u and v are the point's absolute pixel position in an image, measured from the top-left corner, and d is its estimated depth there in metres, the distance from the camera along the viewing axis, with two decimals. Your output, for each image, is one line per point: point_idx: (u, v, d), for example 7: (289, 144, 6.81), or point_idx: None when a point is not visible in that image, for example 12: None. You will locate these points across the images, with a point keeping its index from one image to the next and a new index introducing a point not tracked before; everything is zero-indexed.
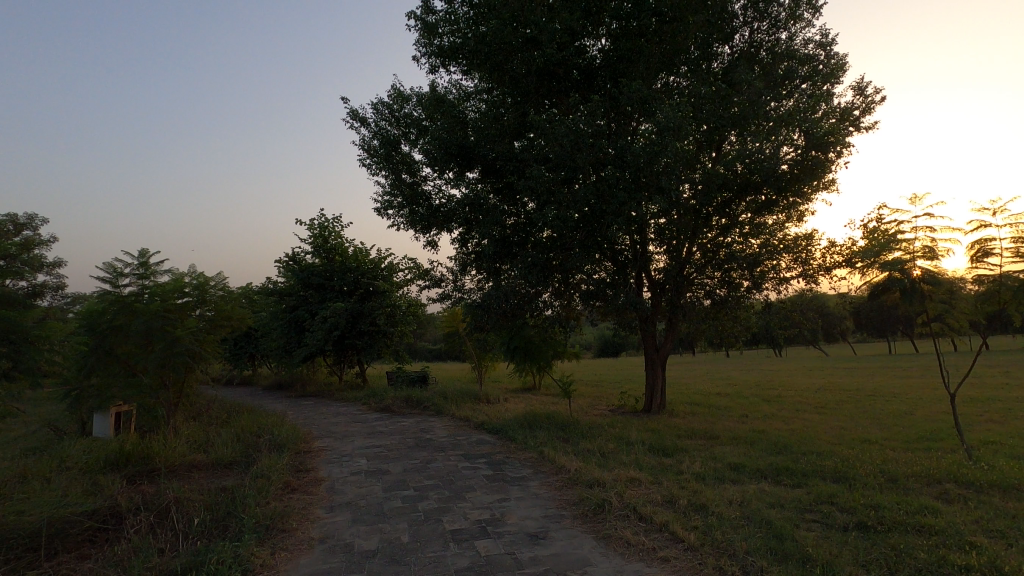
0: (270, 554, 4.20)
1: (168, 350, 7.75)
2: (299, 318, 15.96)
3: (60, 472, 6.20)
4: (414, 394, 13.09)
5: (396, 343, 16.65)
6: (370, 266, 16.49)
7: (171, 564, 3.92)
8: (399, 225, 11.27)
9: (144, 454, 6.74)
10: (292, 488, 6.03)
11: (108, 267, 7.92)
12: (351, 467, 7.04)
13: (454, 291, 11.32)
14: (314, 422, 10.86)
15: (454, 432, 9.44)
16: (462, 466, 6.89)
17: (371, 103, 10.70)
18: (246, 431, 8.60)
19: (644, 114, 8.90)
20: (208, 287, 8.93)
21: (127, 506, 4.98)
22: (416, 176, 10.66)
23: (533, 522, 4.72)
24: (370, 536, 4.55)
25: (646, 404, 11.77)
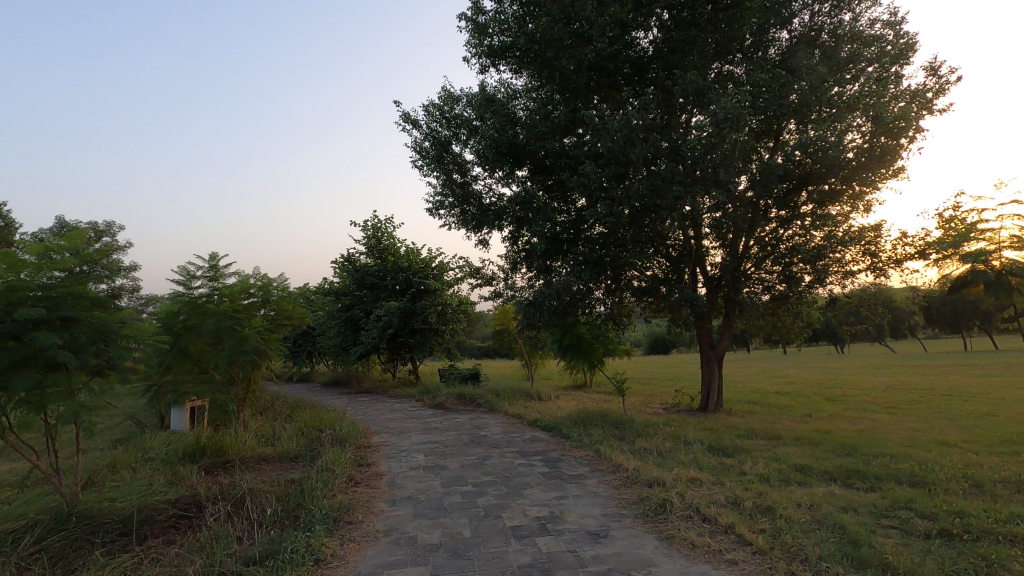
0: (339, 544, 4.36)
1: (236, 348, 8.16)
2: (355, 317, 16.45)
3: (145, 463, 6.64)
4: (467, 391, 13.29)
5: (447, 340, 16.93)
6: (421, 265, 16.80)
7: (250, 551, 4.14)
8: (451, 224, 11.50)
9: (218, 446, 7.12)
10: (356, 481, 6.24)
11: (182, 270, 8.39)
12: (409, 462, 7.22)
13: (505, 289, 11.42)
14: (372, 418, 11.21)
15: (508, 429, 9.51)
16: (518, 463, 6.94)
17: (422, 105, 10.87)
18: (310, 425, 8.97)
19: (698, 106, 8.67)
20: (272, 288, 9.34)
21: (206, 495, 5.27)
22: (467, 176, 10.78)
23: (593, 520, 4.70)
24: (432, 529, 4.66)
25: (703, 403, 11.49)
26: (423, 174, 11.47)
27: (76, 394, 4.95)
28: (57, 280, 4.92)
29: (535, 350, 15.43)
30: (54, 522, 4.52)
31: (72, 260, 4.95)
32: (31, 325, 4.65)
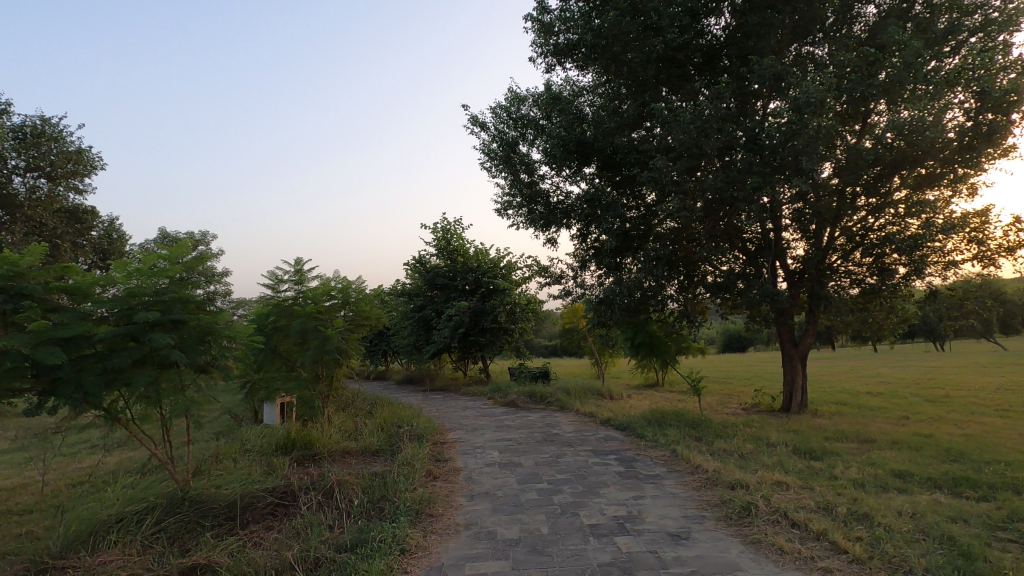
0: (422, 535, 4.53)
1: (321, 348, 8.64)
2: (427, 316, 16.92)
3: (243, 454, 7.18)
4: (537, 389, 13.36)
5: (516, 339, 17.11)
6: (490, 265, 17.03)
7: (341, 539, 4.38)
8: (519, 223, 11.64)
9: (307, 440, 7.56)
10: (434, 476, 6.45)
11: (271, 275, 8.98)
12: (485, 459, 7.36)
13: (574, 287, 11.40)
14: (446, 415, 11.50)
15: (580, 427, 9.48)
16: (592, 461, 6.91)
17: (489, 108, 11.05)
18: (389, 422, 9.34)
19: (777, 92, 8.27)
20: (351, 290, 9.81)
21: (299, 485, 5.62)
22: (535, 175, 10.85)
23: (673, 522, 4.61)
24: (511, 525, 4.73)
25: (785, 403, 10.94)
26: (491, 175, 11.66)
27: (186, 389, 5.43)
28: (166, 287, 5.39)
29: (605, 348, 15.26)
30: (170, 505, 4.99)
31: (172, 272, 5.39)
32: (147, 326, 5.13)
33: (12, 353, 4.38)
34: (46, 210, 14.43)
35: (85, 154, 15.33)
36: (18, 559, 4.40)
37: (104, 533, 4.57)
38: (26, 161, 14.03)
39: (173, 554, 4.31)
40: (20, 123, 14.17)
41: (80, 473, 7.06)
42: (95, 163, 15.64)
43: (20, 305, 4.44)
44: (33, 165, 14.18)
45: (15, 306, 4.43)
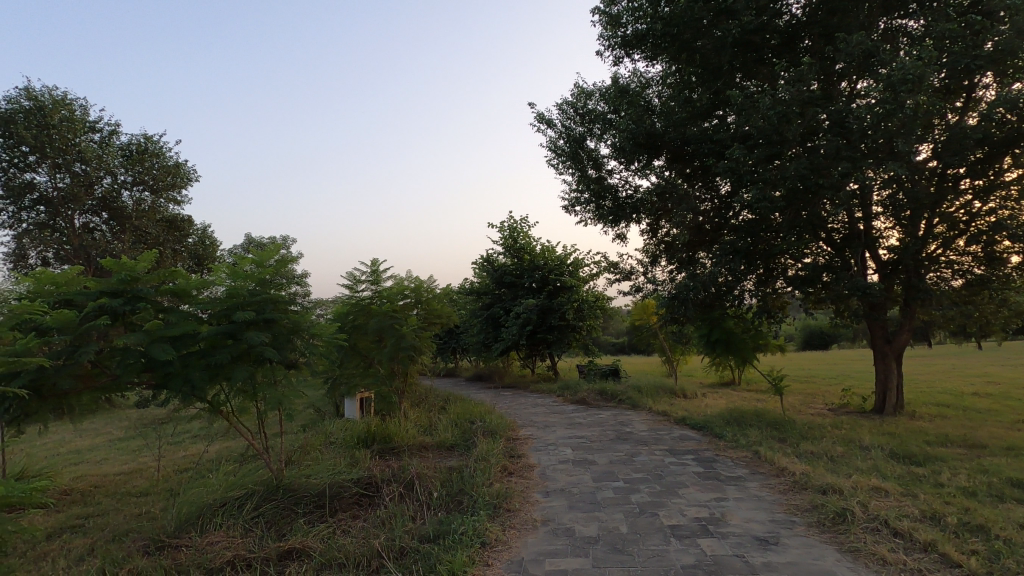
0: (501, 530, 4.59)
1: (397, 345, 8.98)
2: (495, 314, 17.12)
3: (328, 446, 7.56)
4: (608, 387, 13.19)
5: (584, 336, 16.99)
6: (556, 263, 16.98)
7: (424, 530, 4.52)
8: (587, 220, 11.55)
9: (386, 434, 7.86)
10: (509, 471, 6.53)
11: (350, 276, 9.38)
12: (558, 456, 7.36)
13: (645, 283, 11.17)
14: (517, 412, 11.60)
15: (654, 426, 9.28)
16: (669, 461, 6.74)
17: (556, 104, 11.02)
18: (462, 418, 9.54)
19: (865, 71, 7.72)
20: (423, 289, 10.08)
21: (382, 476, 5.86)
22: (603, 170, 10.72)
23: (760, 526, 4.42)
24: (589, 523, 4.71)
25: (877, 403, 10.21)
26: (558, 172, 11.64)
27: (278, 383, 5.79)
28: (260, 289, 5.73)
29: (677, 345, 14.83)
30: (267, 492, 5.36)
31: (260, 276, 5.67)
32: (244, 326, 5.50)
33: (131, 350, 4.84)
34: (150, 220, 15.82)
35: (182, 167, 16.68)
36: (139, 536, 4.86)
37: (211, 515, 4.97)
38: (133, 176, 15.41)
39: (271, 537, 4.61)
40: (127, 141, 15.56)
41: (186, 460, 7.70)
42: (190, 175, 16.95)
43: (136, 306, 4.89)
44: (139, 179, 15.55)
45: (132, 308, 4.88)
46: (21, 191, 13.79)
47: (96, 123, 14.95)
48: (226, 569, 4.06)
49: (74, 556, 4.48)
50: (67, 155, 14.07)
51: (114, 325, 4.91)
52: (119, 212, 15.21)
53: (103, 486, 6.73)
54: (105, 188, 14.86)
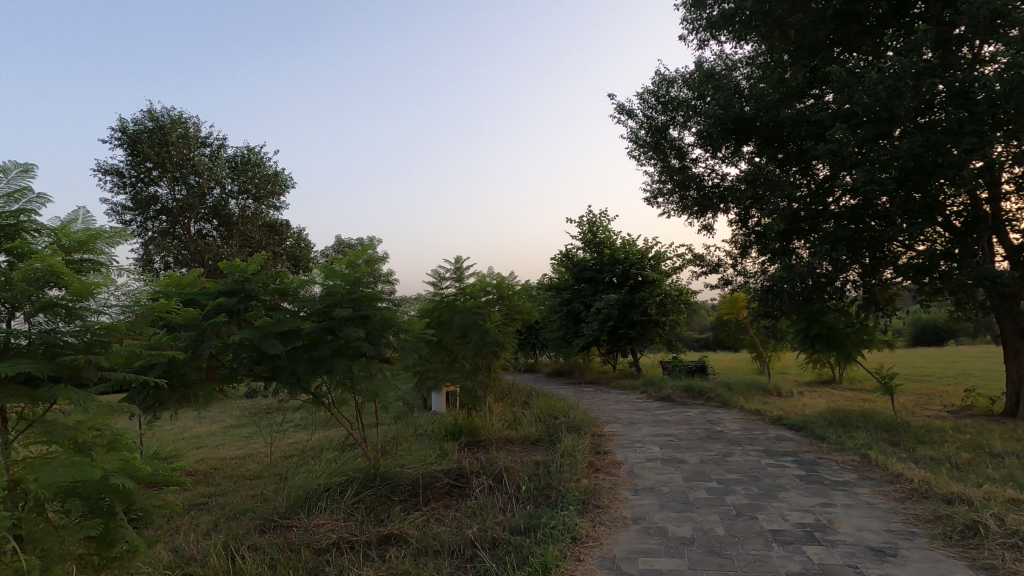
0: (592, 526, 4.57)
1: (481, 340, 9.18)
2: (575, 310, 16.98)
3: (418, 438, 7.86)
4: (694, 384, 12.72)
5: (667, 331, 16.52)
6: (638, 256, 16.58)
7: (515, 522, 4.59)
8: (671, 211, 11.21)
9: (472, 427, 8.04)
10: (596, 467, 6.47)
11: (435, 273, 9.67)
12: (646, 453, 7.19)
13: (735, 276, 10.66)
14: (601, 408, 11.48)
15: (748, 426, 8.84)
16: (766, 462, 6.39)
17: (637, 94, 10.75)
18: (546, 413, 9.57)
19: (993, 34, 6.90)
20: (505, 285, 10.19)
21: (470, 469, 6.00)
22: (687, 159, 10.34)
23: (874, 535, 4.10)
24: (682, 523, 4.57)
25: (1010, 406, 9.11)
26: (640, 164, 11.36)
27: (374, 376, 6.09)
28: (357, 287, 6.04)
29: (769, 340, 14.04)
30: (365, 480, 5.67)
31: (354, 275, 5.95)
32: (342, 322, 5.81)
33: (244, 345, 5.27)
34: (253, 225, 17.15)
35: (280, 175, 17.95)
36: (255, 515, 5.29)
37: (316, 499, 5.33)
38: (238, 185, 16.78)
39: (371, 522, 4.85)
40: (233, 154, 16.93)
41: (291, 447, 8.28)
42: (287, 182, 18.18)
43: (248, 305, 5.32)
44: (243, 188, 16.90)
45: (244, 306, 5.32)
46: (147, 203, 15.43)
47: (207, 138, 16.40)
48: (332, 549, 4.33)
49: (203, 530, 4.96)
50: (184, 169, 15.57)
51: (230, 323, 5.36)
52: (228, 220, 16.62)
53: (221, 469, 7.38)
54: (215, 198, 16.31)
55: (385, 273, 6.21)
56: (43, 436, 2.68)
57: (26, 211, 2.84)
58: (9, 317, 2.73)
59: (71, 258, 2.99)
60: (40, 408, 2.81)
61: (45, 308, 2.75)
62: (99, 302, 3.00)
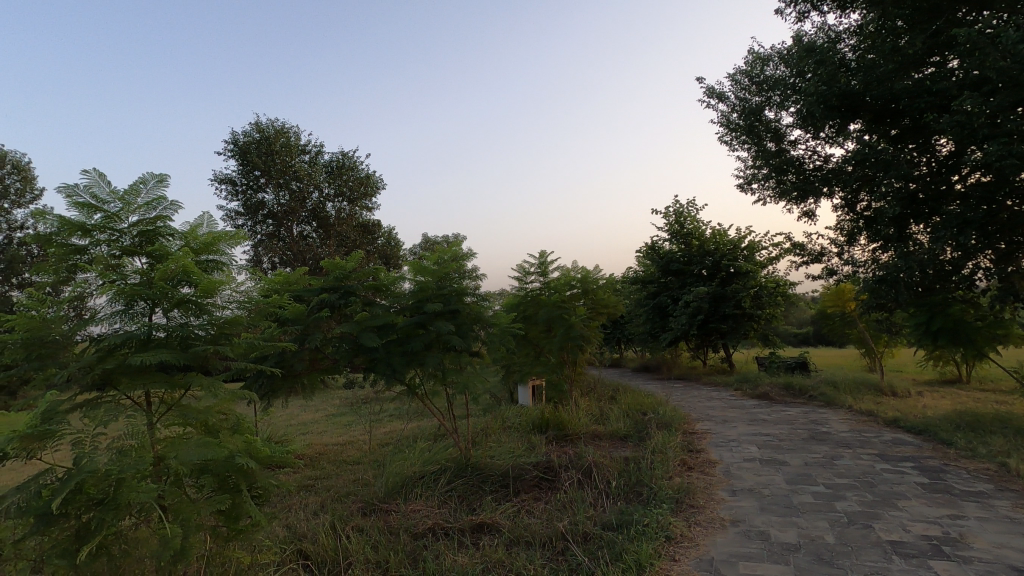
0: (687, 526, 4.42)
1: (566, 335, 9.16)
2: (662, 303, 16.43)
3: (506, 430, 7.99)
4: (795, 381, 11.93)
5: (763, 325, 15.61)
6: (729, 247, 15.77)
7: (606, 518, 4.53)
8: (766, 197, 10.57)
9: (559, 421, 8.03)
10: (688, 466, 6.25)
11: (519, 268, 9.74)
12: (743, 453, 6.85)
13: (841, 265, 9.86)
14: (692, 405, 11.07)
15: (858, 428, 8.16)
16: (881, 468, 5.86)
17: (728, 75, 10.23)
18: (634, 409, 9.38)
19: None
20: (590, 279, 10.07)
21: (559, 462, 6.00)
22: (785, 142, 9.72)
23: (1017, 553, 3.64)
24: (786, 528, 4.31)
25: None
26: (731, 149, 10.82)
27: (464, 369, 6.26)
28: (446, 283, 6.21)
29: (881, 335, 12.85)
30: (457, 469, 5.86)
31: (443, 271, 6.12)
32: (433, 316, 6.02)
33: (345, 337, 5.60)
34: (348, 226, 18.18)
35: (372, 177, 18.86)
36: (357, 498, 5.62)
37: (412, 486, 5.57)
38: (335, 189, 17.86)
39: (464, 510, 5.00)
40: (330, 159, 18.00)
41: (387, 436, 8.71)
42: (379, 184, 19.08)
43: (348, 300, 5.62)
44: (339, 191, 17.97)
45: (345, 302, 5.63)
46: (256, 208, 16.79)
47: (306, 146, 17.57)
48: (428, 534, 4.51)
49: (312, 509, 5.35)
50: (286, 175, 16.78)
51: (332, 317, 5.71)
52: (326, 221, 17.74)
53: (325, 454, 7.90)
54: (314, 202, 17.47)
55: (472, 269, 6.34)
56: (180, 417, 3.05)
57: (163, 217, 3.17)
58: (150, 312, 3.05)
59: (199, 259, 3.32)
60: (176, 394, 3.15)
61: (179, 304, 3.07)
62: (221, 299, 3.31)
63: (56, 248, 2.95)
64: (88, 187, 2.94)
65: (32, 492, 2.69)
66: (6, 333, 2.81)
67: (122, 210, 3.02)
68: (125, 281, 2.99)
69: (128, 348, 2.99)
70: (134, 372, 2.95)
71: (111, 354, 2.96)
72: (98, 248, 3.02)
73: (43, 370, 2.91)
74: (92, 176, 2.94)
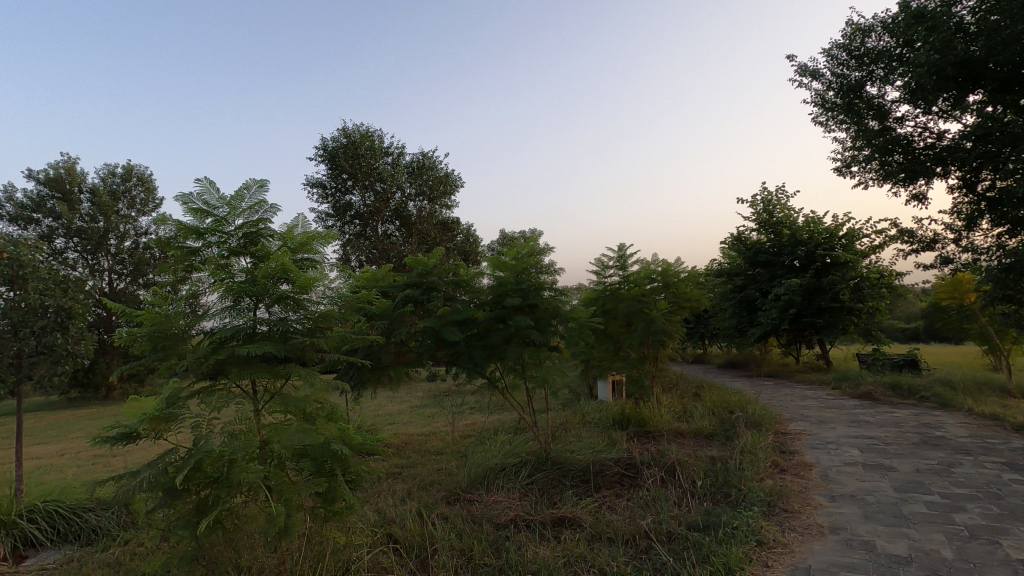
0: (780, 531, 4.18)
1: (647, 330, 8.93)
2: (750, 297, 15.59)
3: (586, 425, 7.94)
4: (903, 380, 10.94)
5: (864, 320, 14.43)
6: (825, 236, 14.68)
7: (691, 518, 4.38)
8: (868, 180, 9.75)
9: (640, 417, 7.86)
10: (781, 468, 5.91)
11: (598, 262, 9.59)
12: (843, 457, 6.37)
13: (958, 253, 8.90)
14: (784, 404, 10.44)
15: (981, 433, 7.34)
16: (1009, 478, 5.24)
17: (824, 51, 9.49)
18: (720, 406, 8.99)
19: None
20: (672, 272, 9.74)
21: (641, 459, 5.87)
22: (890, 120, 8.90)
23: None
24: (895, 539, 3.97)
25: None
26: (827, 129, 10.06)
27: (543, 363, 6.30)
28: (524, 278, 6.21)
29: (1007, 330, 11.48)
30: (538, 463, 5.89)
31: (521, 266, 6.15)
32: (512, 310, 6.07)
33: (428, 331, 5.79)
34: (429, 225, 18.76)
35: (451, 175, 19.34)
36: (441, 487, 5.81)
37: (494, 477, 5.67)
38: (416, 188, 18.50)
39: (544, 504, 5.03)
40: (411, 159, 18.66)
41: (468, 428, 8.92)
42: (457, 182, 19.52)
43: (430, 296, 5.80)
44: (420, 191, 18.60)
45: (427, 297, 5.81)
46: (344, 209, 17.73)
47: (389, 148, 18.30)
48: (510, 525, 4.58)
49: (400, 496, 5.59)
50: (371, 177, 17.59)
51: (416, 313, 5.93)
52: (408, 220, 18.41)
53: (411, 444, 8.21)
54: (397, 201, 18.19)
55: (549, 264, 6.32)
56: (282, 405, 3.29)
57: (264, 220, 3.42)
58: (254, 307, 3.31)
59: (296, 258, 3.56)
60: (278, 383, 3.40)
61: (279, 300, 3.30)
62: (315, 295, 3.52)
63: (175, 251, 3.29)
64: (200, 194, 3.23)
65: (160, 469, 3.00)
66: (135, 327, 3.14)
67: (229, 214, 3.29)
68: (233, 279, 3.25)
69: (236, 340, 3.26)
70: (242, 362, 3.21)
71: (222, 346, 3.23)
72: (210, 250, 3.32)
73: (166, 359, 3.23)
74: (204, 184, 3.22)
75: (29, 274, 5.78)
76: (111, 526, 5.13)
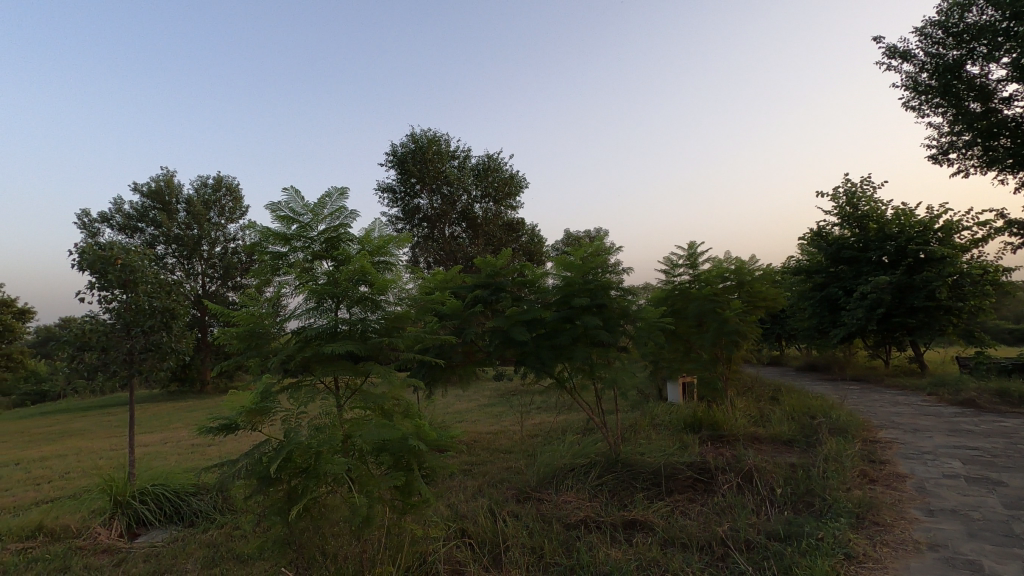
0: (871, 545, 3.93)
1: (720, 330, 8.62)
2: (832, 295, 14.70)
3: (656, 428, 7.77)
4: (1013, 387, 9.94)
5: (965, 320, 13.23)
6: (918, 229, 13.59)
7: (771, 527, 4.20)
8: (970, 167, 8.95)
9: (714, 420, 7.61)
10: (870, 478, 5.54)
11: (667, 261, 9.37)
12: (942, 468, 5.88)
13: None
14: (872, 410, 9.76)
15: None
16: None
17: (917, 29, 8.78)
18: (800, 411, 8.54)
19: None
20: (746, 270, 9.35)
21: (715, 464, 5.68)
22: (996, 100, 8.13)
23: None
24: (1005, 560, 3.63)
25: None
26: (921, 114, 9.31)
27: (611, 363, 6.24)
28: (591, 277, 6.17)
29: None
30: (608, 464, 5.84)
31: (588, 265, 6.11)
32: (579, 310, 6.05)
33: (496, 331, 5.88)
34: (495, 226, 19.00)
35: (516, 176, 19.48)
36: (511, 484, 5.88)
37: (563, 477, 5.68)
38: (482, 190, 18.78)
39: (615, 506, 4.98)
40: (476, 162, 18.96)
41: (536, 428, 8.95)
42: (522, 183, 19.64)
43: (499, 296, 5.92)
44: (485, 193, 18.85)
45: (495, 297, 5.92)
46: (413, 212, 18.30)
47: (455, 152, 18.70)
48: (581, 526, 4.57)
49: (472, 492, 5.71)
50: (438, 181, 18.04)
51: (485, 313, 6.04)
52: (474, 222, 18.73)
53: (480, 442, 8.36)
54: (463, 204, 18.57)
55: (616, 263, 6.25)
56: (362, 401, 3.46)
57: (344, 225, 3.61)
58: (336, 308, 3.49)
59: (373, 260, 3.72)
60: (358, 380, 3.58)
61: (359, 301, 3.47)
62: (391, 296, 3.67)
63: (263, 256, 3.52)
64: (286, 203, 3.45)
65: (256, 459, 3.24)
66: (230, 327, 3.40)
67: (312, 220, 3.50)
68: (317, 281, 3.45)
69: (319, 339, 3.45)
70: (326, 360, 3.39)
71: (308, 344, 3.43)
72: (296, 254, 3.53)
73: (258, 356, 3.47)
74: (290, 193, 3.44)
75: (138, 278, 6.36)
76: (210, 510, 5.56)
